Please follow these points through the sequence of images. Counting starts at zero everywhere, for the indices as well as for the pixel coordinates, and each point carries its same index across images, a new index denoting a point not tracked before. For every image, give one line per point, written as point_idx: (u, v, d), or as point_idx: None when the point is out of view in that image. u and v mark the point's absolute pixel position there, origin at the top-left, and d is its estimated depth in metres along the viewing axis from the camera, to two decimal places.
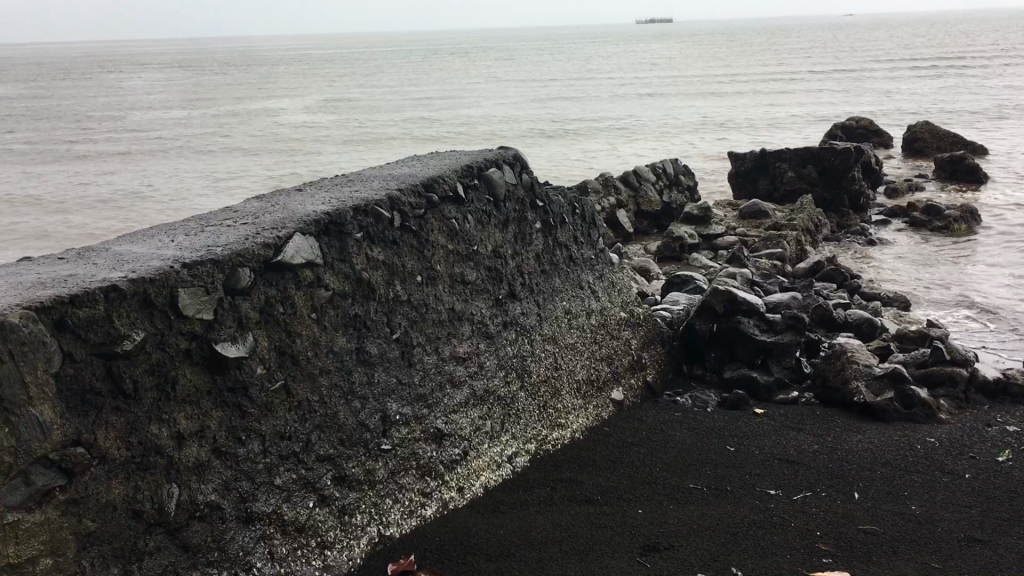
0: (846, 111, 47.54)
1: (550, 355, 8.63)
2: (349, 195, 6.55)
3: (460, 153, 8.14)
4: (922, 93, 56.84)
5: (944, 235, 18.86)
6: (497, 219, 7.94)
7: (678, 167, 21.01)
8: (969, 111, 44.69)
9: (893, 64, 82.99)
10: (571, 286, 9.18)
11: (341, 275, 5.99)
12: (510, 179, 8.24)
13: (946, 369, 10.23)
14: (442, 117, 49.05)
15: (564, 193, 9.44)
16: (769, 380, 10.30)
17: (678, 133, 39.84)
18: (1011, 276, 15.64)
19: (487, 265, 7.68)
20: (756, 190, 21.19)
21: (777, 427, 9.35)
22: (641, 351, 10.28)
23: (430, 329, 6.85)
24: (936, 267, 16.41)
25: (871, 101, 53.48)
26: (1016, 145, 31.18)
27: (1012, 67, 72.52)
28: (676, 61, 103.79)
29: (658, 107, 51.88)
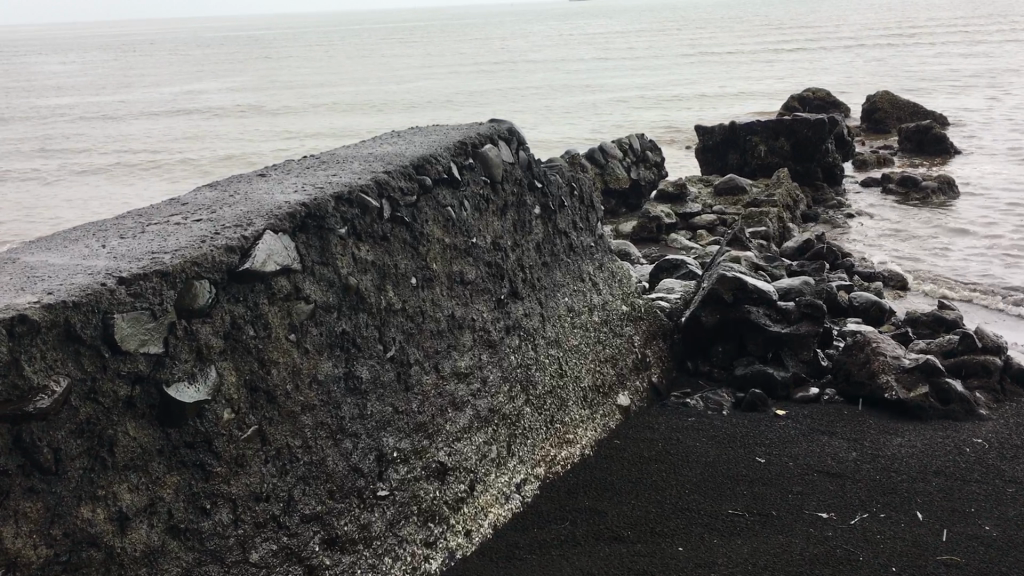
0: (792, 89, 47.05)
1: (555, 361, 7.44)
2: (326, 180, 5.26)
3: (448, 126, 6.87)
4: (863, 67, 56.75)
5: (926, 207, 18.10)
6: (496, 205, 6.70)
7: (644, 142, 19.90)
8: (915, 86, 44.51)
9: (829, 38, 83.25)
10: (572, 280, 7.99)
11: (324, 281, 4.73)
12: (507, 158, 7.01)
13: (978, 357, 9.30)
14: (383, 105, 47.43)
15: (560, 171, 8.21)
16: (786, 376, 9.27)
17: (629, 114, 38.85)
18: (1004, 249, 14.87)
19: (487, 259, 6.45)
20: (726, 164, 20.23)
21: (805, 431, 8.33)
22: (644, 348, 9.16)
23: (427, 341, 5.61)
24: (926, 241, 15.60)
25: (815, 76, 53.19)
26: (970, 120, 30.80)
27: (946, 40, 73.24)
28: (612, 38, 103.13)
29: (603, 87, 50.93)
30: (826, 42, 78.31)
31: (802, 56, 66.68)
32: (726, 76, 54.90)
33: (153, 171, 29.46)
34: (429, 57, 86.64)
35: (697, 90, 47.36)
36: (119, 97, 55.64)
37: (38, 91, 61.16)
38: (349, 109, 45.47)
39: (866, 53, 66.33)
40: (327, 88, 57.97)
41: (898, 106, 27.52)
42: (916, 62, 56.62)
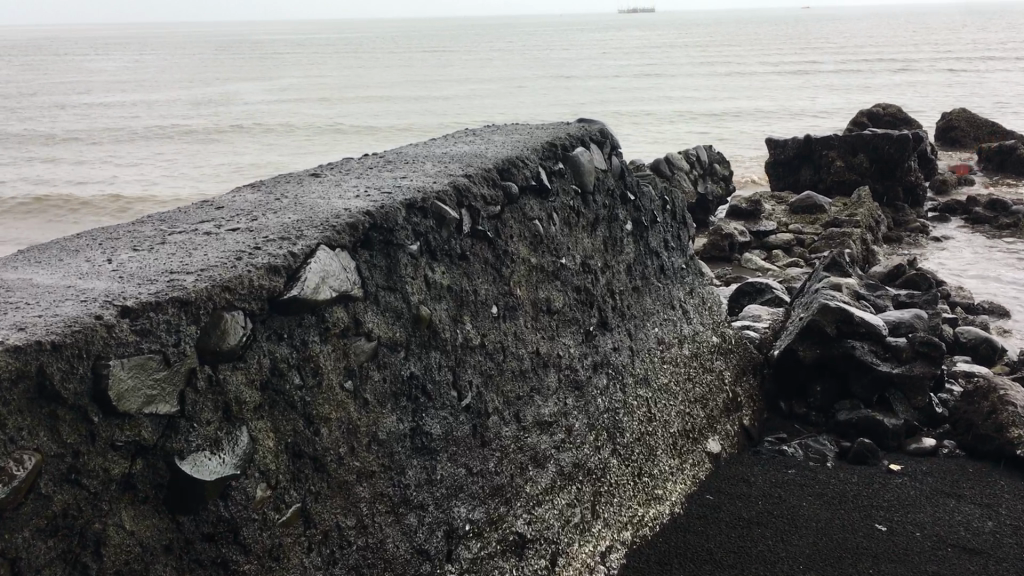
0: (853, 107, 45.51)
1: (643, 402, 6.36)
2: (392, 183, 4.26)
3: (532, 125, 5.86)
4: (925, 84, 55.01)
5: (1017, 233, 16.76)
6: (587, 218, 5.64)
7: (712, 154, 18.72)
8: (983, 105, 42.78)
9: (887, 55, 81.37)
10: (662, 307, 6.91)
11: (391, 311, 3.71)
12: (600, 163, 5.97)
13: None
14: (433, 111, 46.73)
15: (652, 181, 7.15)
16: (896, 424, 8.12)
17: (686, 130, 37.75)
18: None
19: (577, 284, 5.39)
20: (798, 181, 19.03)
21: (926, 493, 7.17)
22: (734, 387, 8.04)
23: (508, 385, 4.57)
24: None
25: (877, 92, 51.55)
26: None
27: (1010, 59, 71.07)
28: (661, 52, 101.98)
29: (655, 100, 49.73)
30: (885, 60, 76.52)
31: (860, 73, 65.16)
32: (783, 90, 53.56)
33: (195, 173, 28.79)
34: (479, 66, 86.19)
35: (754, 105, 46.03)
36: (167, 98, 55.57)
37: (87, 90, 61.27)
38: (398, 115, 44.81)
39: (927, 70, 64.38)
40: (374, 93, 57.40)
41: (976, 125, 26.15)
42: (982, 80, 54.87)
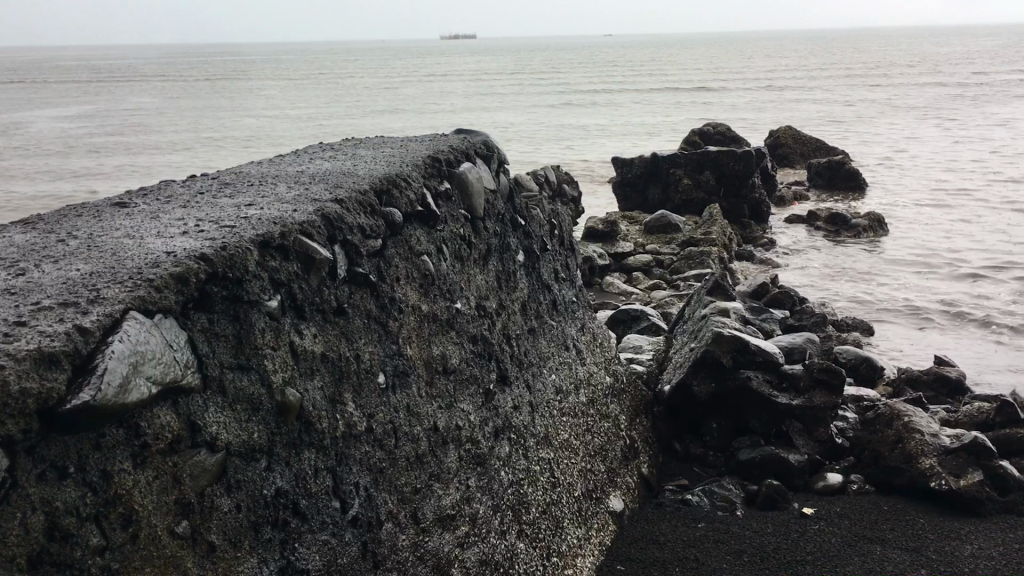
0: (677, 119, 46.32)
1: (546, 464, 5.29)
2: (240, 212, 3.17)
3: (405, 140, 4.82)
4: (740, 98, 56.99)
5: (858, 245, 16.81)
6: (479, 250, 4.59)
7: (560, 175, 18.00)
8: (797, 109, 44.36)
9: (700, 74, 84.54)
10: (557, 349, 5.90)
11: (243, 402, 2.66)
12: (488, 183, 4.96)
13: (1018, 431, 7.57)
14: (253, 128, 44.17)
15: (539, 203, 6.21)
16: (801, 461, 7.43)
17: (522, 135, 37.22)
18: (957, 289, 13.54)
19: (473, 331, 4.32)
20: (645, 201, 18.63)
21: (848, 540, 6.49)
22: (630, 430, 7.11)
23: (403, 477, 3.41)
24: (882, 281, 14.19)
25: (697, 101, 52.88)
26: (864, 143, 30.14)
27: (814, 73, 75.07)
28: (486, 74, 102.10)
29: (486, 113, 48.99)
30: (698, 77, 79.65)
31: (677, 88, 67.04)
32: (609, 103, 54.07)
33: None
34: (299, 88, 83.29)
35: (582, 116, 46.11)
36: None
37: None
38: (215, 132, 42.04)
39: (739, 86, 67.05)
40: (188, 113, 53.97)
41: (802, 142, 26.78)
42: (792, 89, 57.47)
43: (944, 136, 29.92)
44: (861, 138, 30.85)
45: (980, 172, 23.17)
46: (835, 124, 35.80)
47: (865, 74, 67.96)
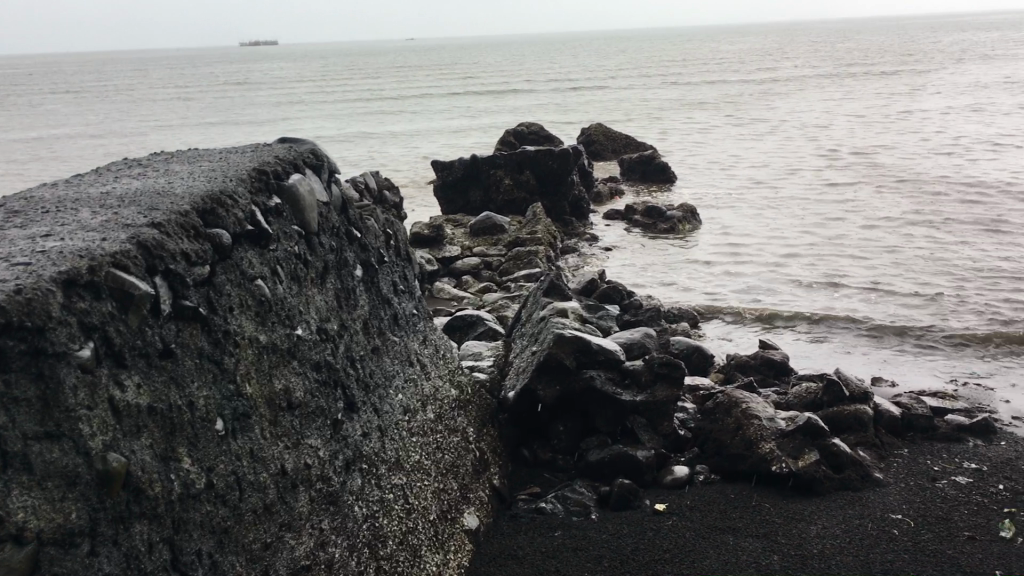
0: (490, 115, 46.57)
1: (400, 490, 4.93)
2: (44, 250, 2.89)
3: (224, 153, 4.39)
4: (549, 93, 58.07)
5: (676, 237, 17.26)
6: (315, 269, 4.23)
7: (380, 182, 17.53)
8: (604, 103, 45.61)
9: (507, 72, 85.70)
10: (401, 366, 5.56)
11: (56, 478, 2.48)
12: (321, 196, 4.56)
13: (847, 408, 7.81)
14: (40, 146, 41.00)
15: (372, 213, 5.85)
16: (650, 456, 7.40)
17: (335, 141, 36.34)
18: (772, 273, 14.08)
19: (316, 359, 3.95)
20: (467, 204, 18.47)
21: (702, 533, 6.48)
22: (479, 441, 6.82)
23: (249, 532, 3.14)
24: (701, 270, 14.61)
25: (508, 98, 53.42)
26: (670, 136, 31.27)
27: (616, 69, 77.67)
28: (291, 80, 99.56)
29: (296, 121, 47.62)
30: (506, 75, 80.64)
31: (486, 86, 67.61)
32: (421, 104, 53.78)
33: None
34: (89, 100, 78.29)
35: (395, 118, 45.60)
36: None
37: None
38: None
39: (547, 81, 68.35)
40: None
41: (613, 138, 27.44)
42: (598, 82, 59.20)
43: (741, 128, 31.54)
44: (667, 132, 32.03)
45: (778, 159, 24.45)
46: (641, 118, 36.99)
47: (664, 68, 71.01)
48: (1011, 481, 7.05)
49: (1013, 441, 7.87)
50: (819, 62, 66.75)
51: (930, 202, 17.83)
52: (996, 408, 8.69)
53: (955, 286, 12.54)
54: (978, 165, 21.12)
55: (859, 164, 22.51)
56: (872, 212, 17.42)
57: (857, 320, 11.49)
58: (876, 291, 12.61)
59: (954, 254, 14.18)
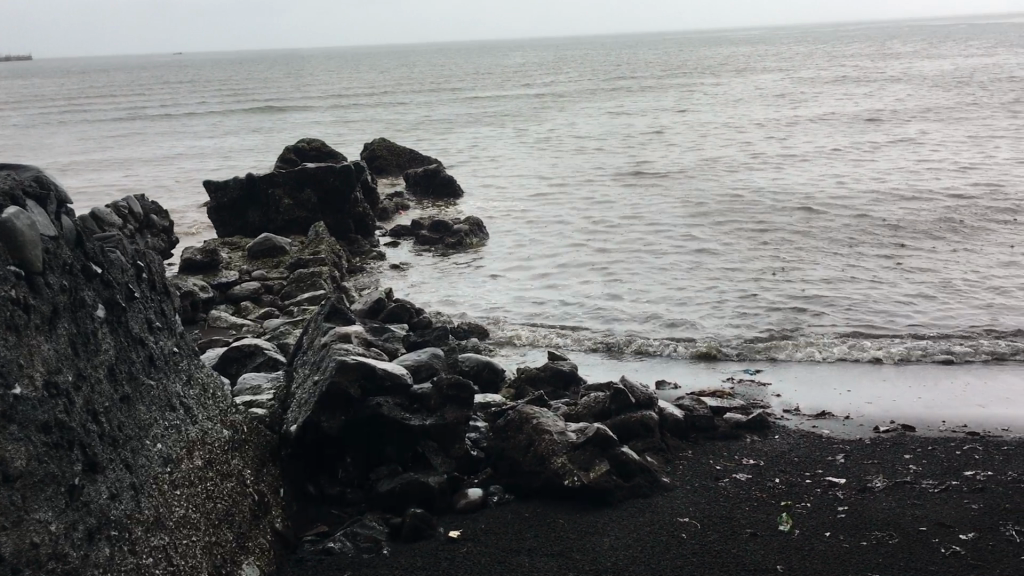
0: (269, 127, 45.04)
1: (166, 551, 4.41)
2: None
3: None
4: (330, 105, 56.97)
5: (463, 251, 17.22)
6: (38, 317, 3.81)
7: (148, 204, 16.37)
8: (386, 116, 45.28)
9: (287, 85, 83.49)
10: (160, 411, 5.05)
11: None
12: (45, 229, 4.03)
13: (634, 415, 7.89)
14: None
15: (119, 244, 5.29)
16: (442, 481, 7.15)
17: (98, 156, 33.83)
18: (556, 283, 14.28)
19: (43, 418, 3.65)
20: (246, 224, 17.61)
21: (497, 558, 6.32)
22: (258, 482, 6.32)
23: None
24: (488, 284, 14.61)
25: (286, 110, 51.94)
26: (453, 149, 31.37)
27: (396, 81, 77.43)
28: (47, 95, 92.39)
29: (53, 138, 44.11)
30: (283, 88, 78.47)
31: (264, 99, 65.48)
32: (193, 116, 51.26)
33: None
34: None
35: (165, 130, 43.13)
36: None
37: None
38: None
39: (327, 93, 67.08)
40: None
41: (396, 152, 27.17)
42: (379, 96, 58.79)
43: (522, 141, 32.17)
44: (450, 145, 32.14)
45: (558, 171, 25.06)
46: (424, 132, 36.96)
47: (445, 81, 71.64)
48: (785, 473, 7.35)
49: (786, 434, 8.26)
50: (592, 75, 69.65)
51: (699, 210, 18.79)
52: (769, 403, 9.11)
53: (727, 288, 13.20)
54: (738, 174, 22.52)
55: (633, 174, 23.45)
56: (648, 221, 18.14)
57: (641, 326, 11.83)
58: (655, 296, 13.04)
59: (725, 257, 14.97)
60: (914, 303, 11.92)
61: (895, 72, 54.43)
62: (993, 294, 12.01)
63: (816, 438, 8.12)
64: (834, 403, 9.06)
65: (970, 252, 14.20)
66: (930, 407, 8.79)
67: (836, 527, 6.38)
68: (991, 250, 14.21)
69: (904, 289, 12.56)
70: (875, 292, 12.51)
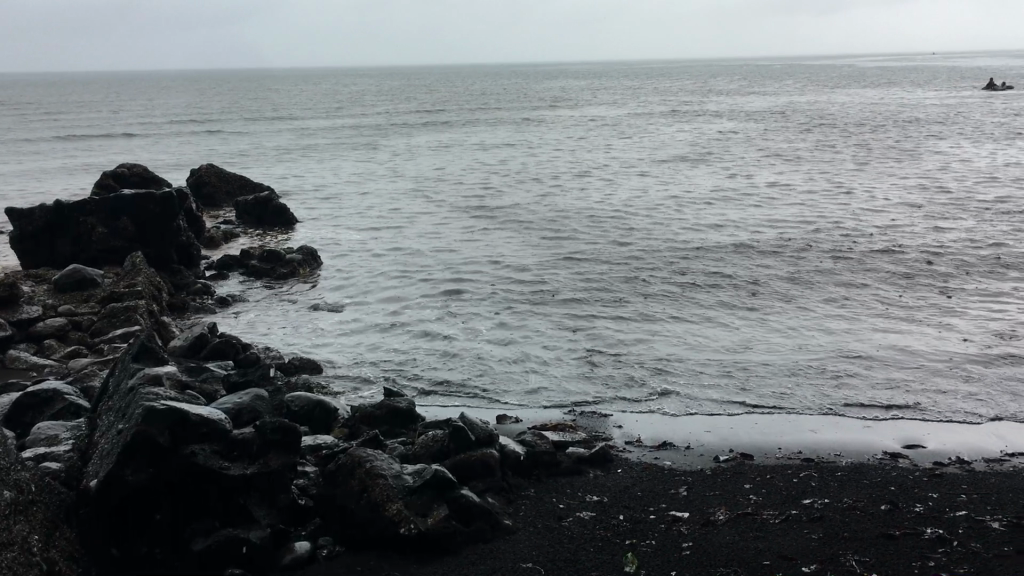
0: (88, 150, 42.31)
1: None
2: None
3: None
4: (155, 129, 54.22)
5: (296, 282, 16.46)
6: None
7: None
8: (216, 142, 43.44)
9: (109, 108, 79.12)
10: None
11: None
12: None
13: (475, 454, 7.50)
14: None
15: None
16: (265, 536, 6.50)
17: None
18: (393, 315, 13.77)
19: None
20: (54, 255, 16.20)
21: None
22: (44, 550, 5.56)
23: None
24: (322, 317, 13.94)
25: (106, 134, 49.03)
26: (287, 177, 30.30)
27: (228, 106, 74.79)
28: None
29: None
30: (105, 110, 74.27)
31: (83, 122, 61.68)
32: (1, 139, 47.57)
33: None
34: None
35: None
36: None
37: None
38: None
39: (154, 116, 63.96)
40: None
41: (225, 179, 25.92)
42: (210, 121, 56.54)
43: (359, 170, 31.47)
44: (285, 174, 31.04)
45: (397, 200, 24.56)
46: (256, 159, 35.61)
47: (278, 108, 69.71)
48: (629, 509, 7.14)
49: (629, 467, 8.08)
50: (428, 106, 69.54)
51: (538, 240, 18.75)
52: (612, 435, 8.94)
53: (567, 318, 13.09)
54: (576, 205, 22.71)
55: (472, 205, 23.25)
56: (488, 251, 17.93)
57: (480, 359, 11.49)
58: (495, 328, 12.76)
59: (564, 287, 14.90)
60: (747, 331, 12.16)
61: (717, 108, 57.14)
62: (819, 323, 12.41)
63: (658, 470, 7.99)
64: (675, 432, 8.99)
65: (797, 281, 14.72)
66: (766, 433, 8.85)
67: (682, 564, 6.20)
68: (815, 279, 14.80)
69: (739, 318, 12.82)
70: (711, 321, 12.70)
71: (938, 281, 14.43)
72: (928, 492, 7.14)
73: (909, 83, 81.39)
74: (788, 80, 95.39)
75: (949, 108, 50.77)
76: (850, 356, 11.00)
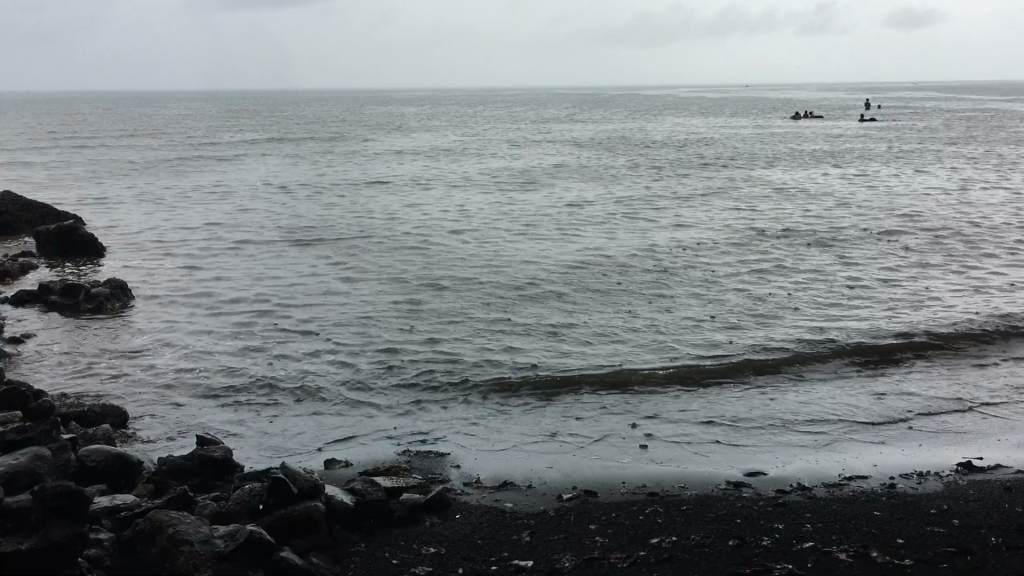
0: None
1: None
2: None
3: None
4: None
5: (102, 319, 15.04)
6: None
7: None
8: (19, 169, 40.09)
9: None
10: None
11: None
12: None
13: (296, 510, 6.75)
14: None
15: None
16: None
17: None
18: (211, 352, 12.71)
19: None
20: None
21: None
22: None
23: None
24: (131, 356, 12.69)
25: None
26: (97, 206, 28.12)
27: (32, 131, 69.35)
28: None
29: None
30: None
31: None
32: None
33: None
34: None
35: None
36: None
37: None
38: None
39: None
40: None
41: (24, 207, 23.73)
42: (15, 146, 52.38)
43: (178, 198, 29.63)
44: (94, 203, 28.84)
45: (218, 231, 23.15)
46: (64, 187, 32.98)
47: (90, 134, 65.42)
48: (469, 560, 6.58)
49: (468, 512, 7.51)
50: (253, 133, 67.11)
51: (369, 272, 17.98)
52: (449, 478, 8.36)
53: (400, 353, 12.44)
54: (410, 235, 22.08)
55: (300, 235, 22.20)
56: (316, 283, 17.03)
57: (306, 400, 10.64)
58: (324, 365, 11.96)
59: (398, 319, 14.25)
60: (588, 362, 11.88)
61: (547, 136, 57.78)
62: (657, 351, 12.30)
63: (499, 514, 7.46)
64: (516, 470, 8.50)
65: (633, 309, 14.66)
66: (610, 467, 8.50)
67: None
68: (650, 307, 14.78)
69: (577, 348, 12.55)
70: (548, 352, 12.37)
71: (766, 305, 14.72)
72: (775, 523, 6.94)
73: (726, 113, 85.37)
74: (613, 109, 98.13)
75: (764, 138, 53.38)
76: (688, 384, 10.88)
